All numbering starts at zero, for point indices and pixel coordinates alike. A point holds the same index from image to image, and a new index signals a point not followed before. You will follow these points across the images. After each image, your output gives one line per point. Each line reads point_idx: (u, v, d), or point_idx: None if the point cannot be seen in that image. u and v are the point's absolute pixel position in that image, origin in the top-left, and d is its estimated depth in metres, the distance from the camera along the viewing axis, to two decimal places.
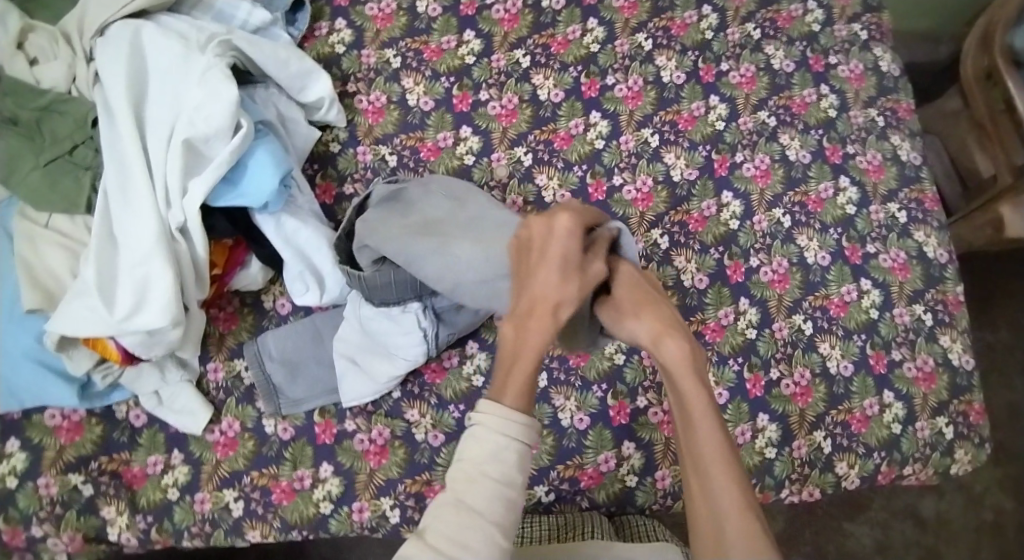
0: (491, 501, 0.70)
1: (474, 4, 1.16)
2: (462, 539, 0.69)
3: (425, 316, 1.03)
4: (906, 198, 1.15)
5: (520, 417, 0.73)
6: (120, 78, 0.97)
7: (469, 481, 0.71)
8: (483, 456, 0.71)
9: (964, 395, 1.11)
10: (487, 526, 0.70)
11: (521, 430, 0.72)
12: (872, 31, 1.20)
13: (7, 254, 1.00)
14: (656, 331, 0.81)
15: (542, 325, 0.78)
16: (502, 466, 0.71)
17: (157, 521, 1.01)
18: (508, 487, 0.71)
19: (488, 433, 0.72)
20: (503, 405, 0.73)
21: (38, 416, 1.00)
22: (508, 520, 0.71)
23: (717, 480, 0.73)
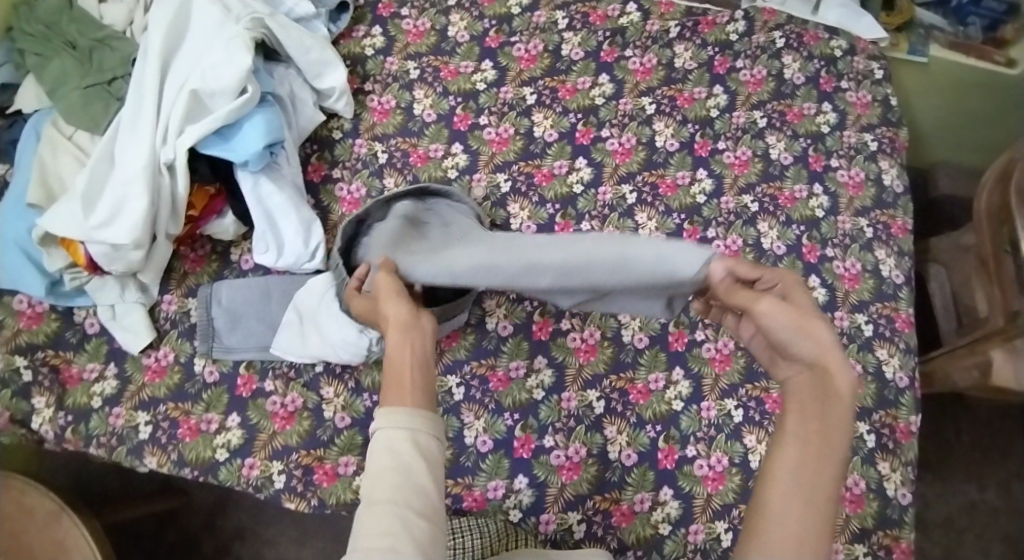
0: (400, 487, 0.67)
1: (500, 39, 1.24)
2: (380, 532, 0.64)
3: (386, 345, 1.04)
4: (876, 312, 1.10)
5: (412, 407, 0.70)
6: (161, 25, 1.06)
7: (376, 477, 0.67)
8: (387, 454, 0.68)
9: (891, 528, 1.02)
10: (400, 511, 0.66)
11: (414, 415, 0.70)
12: (884, 144, 1.20)
13: (29, 152, 1.10)
14: (838, 358, 0.69)
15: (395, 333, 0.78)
16: (403, 453, 0.68)
17: (74, 422, 1.08)
18: (416, 470, 0.68)
19: (384, 427, 0.70)
20: (401, 403, 0.71)
21: (8, 297, 1.12)
22: (421, 501, 0.67)
23: (815, 511, 0.64)
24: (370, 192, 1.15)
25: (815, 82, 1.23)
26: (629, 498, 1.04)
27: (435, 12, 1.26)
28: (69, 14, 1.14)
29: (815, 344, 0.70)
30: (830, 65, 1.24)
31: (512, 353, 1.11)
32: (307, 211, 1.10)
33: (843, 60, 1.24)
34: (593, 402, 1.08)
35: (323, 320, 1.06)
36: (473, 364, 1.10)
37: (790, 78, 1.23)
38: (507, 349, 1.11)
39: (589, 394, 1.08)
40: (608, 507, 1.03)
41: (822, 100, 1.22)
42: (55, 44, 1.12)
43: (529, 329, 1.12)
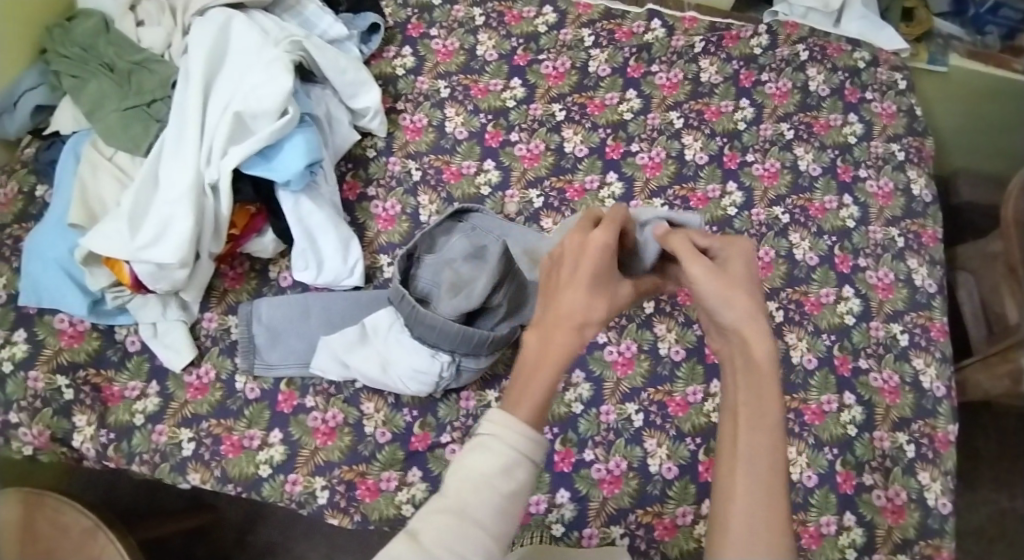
0: (494, 514, 0.67)
1: (528, 56, 1.26)
2: (458, 550, 0.65)
3: (448, 368, 1.06)
4: (911, 322, 1.12)
5: (533, 432, 0.70)
6: (201, 49, 1.10)
7: (475, 492, 0.67)
8: (495, 468, 0.68)
9: (932, 538, 1.03)
10: (483, 536, 0.66)
11: (533, 445, 0.70)
12: (911, 154, 1.21)
13: (69, 173, 1.11)
14: (754, 326, 0.73)
15: (567, 339, 0.75)
16: (507, 480, 0.68)
17: (116, 439, 1.08)
18: (512, 500, 0.68)
19: (502, 445, 0.69)
20: (525, 423, 0.70)
21: (49, 316, 1.11)
22: (504, 532, 0.68)
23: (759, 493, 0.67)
24: (404, 209, 1.17)
25: (840, 94, 1.24)
26: (671, 510, 1.05)
27: (464, 32, 1.28)
28: (106, 36, 1.15)
29: (735, 316, 0.75)
30: (854, 76, 1.25)
31: None
32: (345, 230, 1.13)
33: (868, 71, 1.26)
34: (631, 414, 1.10)
35: (382, 349, 1.08)
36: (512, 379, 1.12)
37: (815, 90, 1.24)
38: None
39: (628, 407, 1.10)
40: (650, 521, 1.05)
41: (847, 111, 1.23)
42: (92, 66, 1.13)
43: None
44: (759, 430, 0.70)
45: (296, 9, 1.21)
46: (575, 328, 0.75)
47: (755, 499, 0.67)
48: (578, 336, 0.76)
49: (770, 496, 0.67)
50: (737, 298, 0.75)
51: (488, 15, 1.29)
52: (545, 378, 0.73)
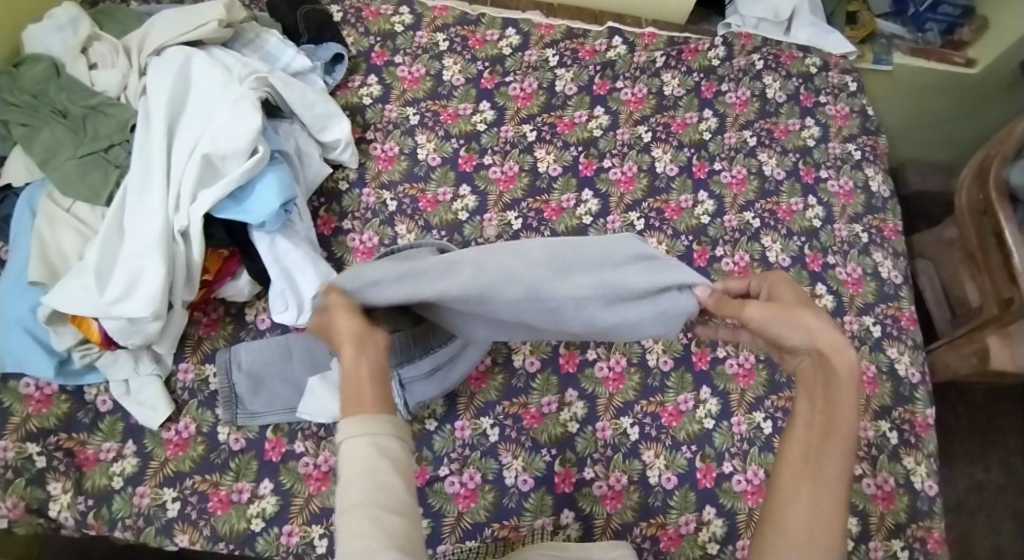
0: (365, 490, 0.65)
1: (494, 79, 1.27)
2: (351, 539, 0.63)
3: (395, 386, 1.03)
4: (882, 313, 1.16)
5: (375, 416, 0.68)
6: (162, 93, 1.08)
7: (341, 489, 0.66)
8: (352, 456, 0.67)
9: (923, 521, 1.05)
10: (372, 511, 0.64)
11: (372, 420, 0.68)
12: (867, 153, 1.26)
13: (24, 228, 1.05)
14: (830, 344, 0.76)
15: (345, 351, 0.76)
16: (362, 459, 0.66)
17: (96, 506, 1.03)
18: (377, 472, 0.66)
19: (343, 440, 0.68)
20: (360, 412, 0.69)
21: (14, 382, 1.05)
22: (392, 496, 0.65)
23: (828, 477, 0.71)
24: (382, 240, 1.15)
25: (796, 99, 1.29)
26: (674, 520, 1.06)
27: (428, 58, 1.28)
28: (55, 81, 1.10)
29: (809, 332, 0.77)
30: (808, 81, 1.30)
31: (542, 389, 1.13)
32: (324, 266, 1.11)
33: (820, 76, 1.31)
34: (627, 428, 1.11)
35: None
36: (505, 405, 1.11)
37: (773, 97, 1.28)
38: (537, 385, 1.13)
39: (622, 421, 1.11)
40: (655, 532, 1.05)
41: (805, 115, 1.28)
42: (42, 114, 1.08)
43: (556, 363, 1.14)
44: (828, 450, 0.72)
45: (257, 43, 1.20)
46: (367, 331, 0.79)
47: (818, 518, 0.69)
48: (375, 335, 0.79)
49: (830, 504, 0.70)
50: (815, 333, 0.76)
51: (452, 40, 1.30)
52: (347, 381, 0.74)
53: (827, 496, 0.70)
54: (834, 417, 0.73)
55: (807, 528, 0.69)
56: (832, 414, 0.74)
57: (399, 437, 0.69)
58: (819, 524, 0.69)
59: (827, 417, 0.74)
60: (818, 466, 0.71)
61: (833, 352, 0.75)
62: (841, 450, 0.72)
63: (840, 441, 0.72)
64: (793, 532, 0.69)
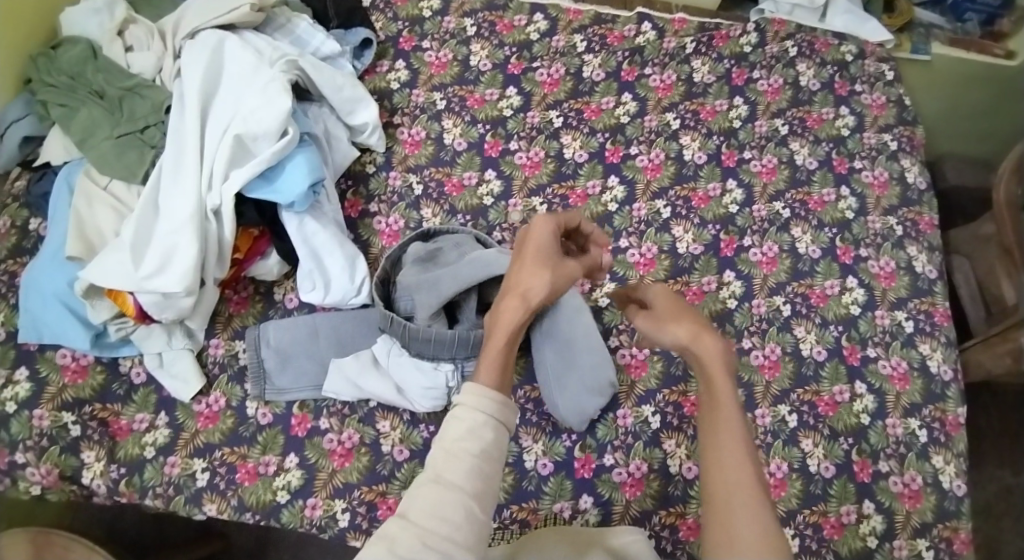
0: (472, 474, 0.69)
1: (522, 65, 1.27)
2: (440, 513, 0.67)
3: (453, 377, 1.08)
4: (915, 309, 1.12)
5: (496, 395, 0.74)
6: (196, 74, 1.10)
7: (448, 457, 0.69)
8: (465, 434, 0.71)
9: (949, 521, 1.02)
10: (465, 499, 0.68)
11: (498, 408, 0.73)
12: (903, 143, 1.23)
13: (62, 204, 1.08)
14: (690, 335, 0.83)
15: (513, 312, 0.82)
16: (481, 442, 0.71)
17: (128, 474, 1.06)
18: (486, 459, 0.70)
19: (470, 412, 0.72)
20: (487, 388, 0.74)
21: (51, 353, 1.08)
22: (486, 494, 0.70)
23: (730, 459, 0.75)
24: (408, 223, 1.16)
25: (831, 87, 1.26)
26: (694, 511, 1.05)
27: (456, 43, 1.29)
28: (93, 63, 1.14)
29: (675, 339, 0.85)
30: (843, 69, 1.28)
31: None
32: (350, 247, 1.13)
33: (855, 64, 1.28)
34: (648, 417, 1.10)
35: (400, 372, 1.08)
36: (526, 388, 1.12)
37: (806, 85, 1.26)
38: None
39: (644, 409, 1.10)
40: (674, 521, 1.04)
41: (839, 104, 1.25)
42: (81, 95, 1.12)
43: None
44: (722, 432, 0.76)
45: (287, 27, 1.22)
46: (517, 296, 0.83)
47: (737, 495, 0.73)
48: (522, 302, 0.83)
49: (743, 476, 0.74)
50: (678, 328, 0.85)
51: (479, 25, 1.30)
52: (498, 339, 0.80)
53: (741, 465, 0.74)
54: (717, 406, 0.78)
55: (737, 506, 0.72)
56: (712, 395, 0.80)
57: (506, 431, 0.74)
58: (743, 495, 0.72)
59: (712, 410, 0.79)
60: (721, 451, 0.75)
61: (698, 347, 0.82)
62: (730, 421, 0.77)
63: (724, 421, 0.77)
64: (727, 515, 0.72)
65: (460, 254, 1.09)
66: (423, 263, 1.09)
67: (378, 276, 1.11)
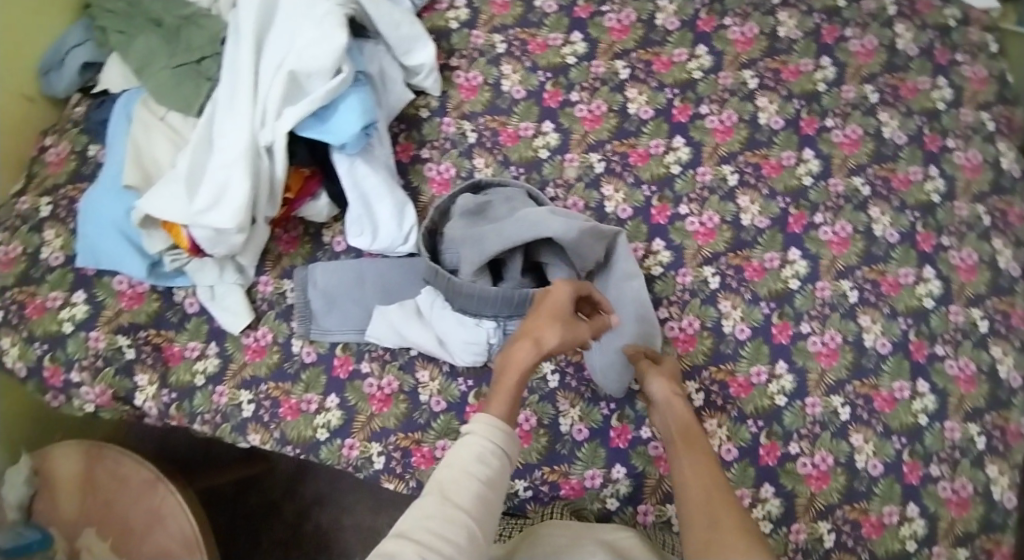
0: (478, 501, 0.67)
1: (589, 9, 1.19)
2: (442, 532, 0.64)
3: (495, 334, 1.07)
4: (992, 307, 1.03)
5: (505, 426, 0.72)
6: (252, 5, 1.07)
7: (455, 478, 0.67)
8: (473, 459, 0.69)
9: (994, 533, 0.97)
10: (467, 523, 0.65)
11: (509, 440, 0.71)
12: (1001, 125, 1.11)
13: (120, 132, 1.09)
14: (667, 388, 0.92)
15: (524, 351, 0.80)
16: (489, 469, 0.69)
17: (178, 399, 1.10)
18: (492, 487, 0.68)
19: (479, 439, 0.70)
20: (494, 420, 0.72)
21: (108, 278, 1.11)
22: (487, 522, 0.67)
23: (699, 472, 0.78)
24: (460, 172, 1.13)
25: (929, 54, 1.14)
26: None
27: None
28: None
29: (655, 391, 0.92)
30: (945, 36, 1.15)
31: None
32: (400, 193, 1.11)
33: (958, 31, 1.16)
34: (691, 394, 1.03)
35: (443, 324, 1.08)
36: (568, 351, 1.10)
37: (903, 49, 1.14)
38: None
39: None
40: None
41: (937, 73, 1.13)
42: (139, 22, 1.11)
43: None
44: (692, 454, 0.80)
45: None
46: (530, 339, 0.81)
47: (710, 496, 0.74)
48: (536, 346, 0.81)
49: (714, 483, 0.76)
50: (657, 382, 0.93)
51: None
52: (510, 375, 0.78)
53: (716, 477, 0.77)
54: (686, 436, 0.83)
55: (714, 507, 0.73)
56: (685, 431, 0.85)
57: (511, 466, 0.72)
58: (716, 497, 0.74)
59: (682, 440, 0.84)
60: (691, 467, 0.79)
61: (667, 402, 0.90)
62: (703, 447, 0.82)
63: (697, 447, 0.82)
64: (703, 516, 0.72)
65: (508, 211, 1.05)
66: (472, 217, 1.06)
67: (426, 226, 1.08)
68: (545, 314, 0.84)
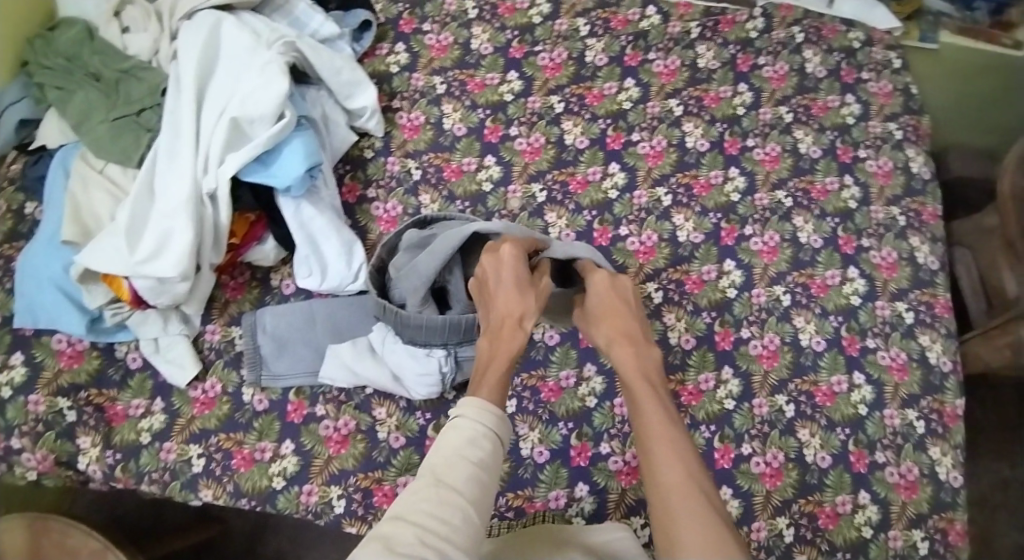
0: (473, 482, 0.70)
1: (523, 49, 1.26)
2: (440, 514, 0.67)
3: (447, 362, 1.07)
4: (916, 300, 1.11)
5: (496, 409, 0.76)
6: (192, 57, 1.09)
7: (450, 461, 0.70)
8: (466, 443, 0.72)
9: (946, 512, 1.01)
10: (463, 503, 0.68)
11: (498, 421, 0.75)
12: (909, 132, 1.21)
13: (58, 188, 1.08)
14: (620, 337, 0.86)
15: (512, 337, 0.85)
16: (482, 451, 0.72)
17: (123, 460, 1.05)
18: (484, 468, 0.71)
19: (470, 423, 0.74)
20: (481, 400, 0.76)
21: (46, 338, 1.08)
22: (482, 501, 0.70)
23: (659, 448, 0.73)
24: (406, 209, 1.15)
25: (837, 75, 1.24)
26: None
27: (456, 26, 1.28)
28: (90, 45, 1.12)
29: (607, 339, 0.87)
30: (850, 57, 1.26)
31: (560, 362, 1.12)
32: (347, 233, 1.12)
33: (862, 52, 1.27)
34: None
35: (394, 358, 1.08)
36: (523, 376, 1.11)
37: (812, 72, 1.25)
38: (556, 358, 1.12)
39: None
40: None
41: (845, 92, 1.23)
42: (77, 77, 1.11)
43: (576, 337, 1.13)
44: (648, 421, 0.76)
45: (285, 8, 1.20)
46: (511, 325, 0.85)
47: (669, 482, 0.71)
48: (518, 328, 0.85)
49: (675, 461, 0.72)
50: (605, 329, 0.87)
51: (481, 8, 1.29)
52: (499, 362, 0.82)
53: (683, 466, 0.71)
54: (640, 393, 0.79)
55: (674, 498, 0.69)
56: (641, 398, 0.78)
57: (501, 447, 0.75)
58: (677, 483, 0.70)
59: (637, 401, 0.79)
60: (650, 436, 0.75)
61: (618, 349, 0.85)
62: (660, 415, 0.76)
63: (654, 425, 0.75)
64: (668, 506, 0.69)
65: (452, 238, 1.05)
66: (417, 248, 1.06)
67: (374, 263, 1.08)
68: (506, 291, 0.88)
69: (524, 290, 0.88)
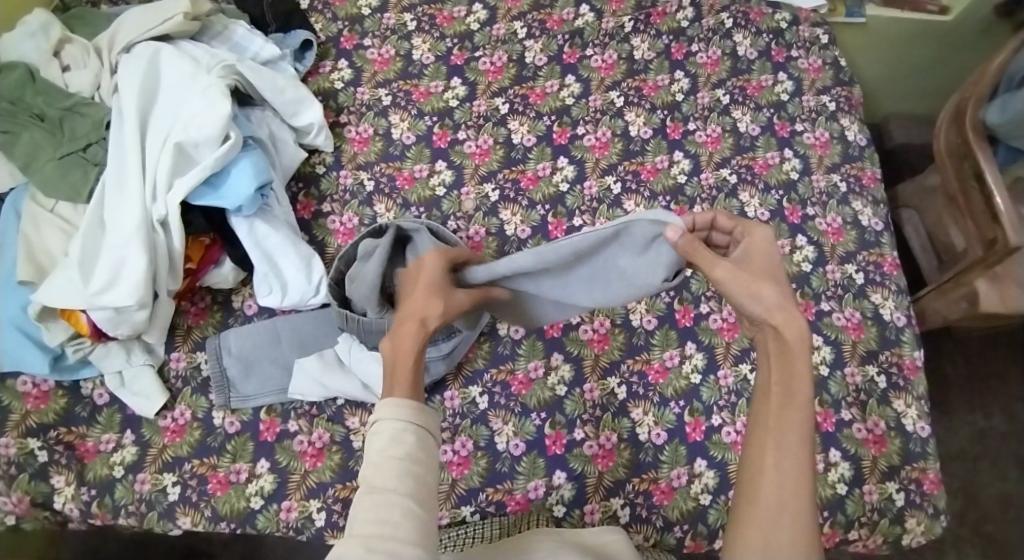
0: (404, 477, 0.70)
1: (464, 55, 1.29)
2: (380, 517, 0.67)
3: None
4: (864, 261, 1.15)
5: (409, 402, 0.74)
6: (133, 88, 1.10)
7: (379, 465, 0.70)
8: (388, 443, 0.71)
9: (917, 462, 1.04)
10: (400, 499, 0.68)
11: (416, 411, 0.74)
12: (840, 103, 1.26)
13: (11, 230, 1.08)
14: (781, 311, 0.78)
15: (411, 336, 0.81)
16: (406, 446, 0.71)
17: (99, 495, 1.04)
18: (414, 460, 0.71)
19: (387, 424, 0.73)
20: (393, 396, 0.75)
21: (11, 381, 1.07)
22: (421, 490, 0.70)
23: (788, 438, 0.74)
24: (362, 219, 1.17)
25: (767, 55, 1.29)
26: (666, 475, 1.06)
27: (397, 39, 1.30)
28: (32, 86, 1.12)
29: (766, 304, 0.78)
30: (778, 37, 1.31)
31: (528, 355, 1.13)
32: (304, 248, 1.13)
33: (790, 31, 1.32)
34: (614, 388, 1.11)
35: (361, 367, 1.08)
36: (492, 372, 1.12)
37: (743, 55, 1.29)
38: (523, 351, 1.13)
39: (609, 381, 1.11)
40: (647, 487, 1.05)
41: (777, 70, 1.28)
42: (20, 118, 1.10)
43: (541, 328, 1.14)
44: (786, 415, 0.75)
45: (224, 35, 1.22)
46: (415, 321, 0.83)
47: (784, 482, 0.72)
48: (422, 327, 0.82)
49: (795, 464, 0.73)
50: (767, 292, 0.79)
51: (420, 19, 1.32)
52: (405, 359, 0.79)
53: (786, 493, 0.72)
54: (791, 380, 0.76)
55: (781, 499, 0.72)
56: (787, 391, 0.76)
57: (430, 432, 0.74)
58: (790, 487, 0.72)
59: (785, 380, 0.76)
60: (782, 428, 0.74)
61: (782, 325, 0.77)
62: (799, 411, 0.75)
63: (791, 418, 0.75)
64: (770, 503, 0.72)
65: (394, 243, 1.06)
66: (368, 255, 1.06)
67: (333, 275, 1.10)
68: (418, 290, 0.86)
69: (435, 290, 0.87)
